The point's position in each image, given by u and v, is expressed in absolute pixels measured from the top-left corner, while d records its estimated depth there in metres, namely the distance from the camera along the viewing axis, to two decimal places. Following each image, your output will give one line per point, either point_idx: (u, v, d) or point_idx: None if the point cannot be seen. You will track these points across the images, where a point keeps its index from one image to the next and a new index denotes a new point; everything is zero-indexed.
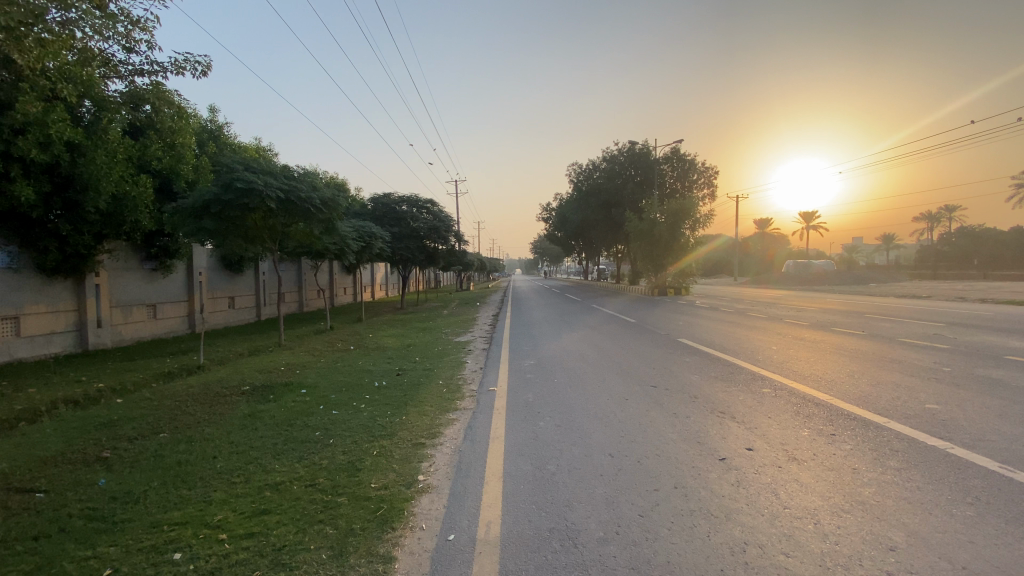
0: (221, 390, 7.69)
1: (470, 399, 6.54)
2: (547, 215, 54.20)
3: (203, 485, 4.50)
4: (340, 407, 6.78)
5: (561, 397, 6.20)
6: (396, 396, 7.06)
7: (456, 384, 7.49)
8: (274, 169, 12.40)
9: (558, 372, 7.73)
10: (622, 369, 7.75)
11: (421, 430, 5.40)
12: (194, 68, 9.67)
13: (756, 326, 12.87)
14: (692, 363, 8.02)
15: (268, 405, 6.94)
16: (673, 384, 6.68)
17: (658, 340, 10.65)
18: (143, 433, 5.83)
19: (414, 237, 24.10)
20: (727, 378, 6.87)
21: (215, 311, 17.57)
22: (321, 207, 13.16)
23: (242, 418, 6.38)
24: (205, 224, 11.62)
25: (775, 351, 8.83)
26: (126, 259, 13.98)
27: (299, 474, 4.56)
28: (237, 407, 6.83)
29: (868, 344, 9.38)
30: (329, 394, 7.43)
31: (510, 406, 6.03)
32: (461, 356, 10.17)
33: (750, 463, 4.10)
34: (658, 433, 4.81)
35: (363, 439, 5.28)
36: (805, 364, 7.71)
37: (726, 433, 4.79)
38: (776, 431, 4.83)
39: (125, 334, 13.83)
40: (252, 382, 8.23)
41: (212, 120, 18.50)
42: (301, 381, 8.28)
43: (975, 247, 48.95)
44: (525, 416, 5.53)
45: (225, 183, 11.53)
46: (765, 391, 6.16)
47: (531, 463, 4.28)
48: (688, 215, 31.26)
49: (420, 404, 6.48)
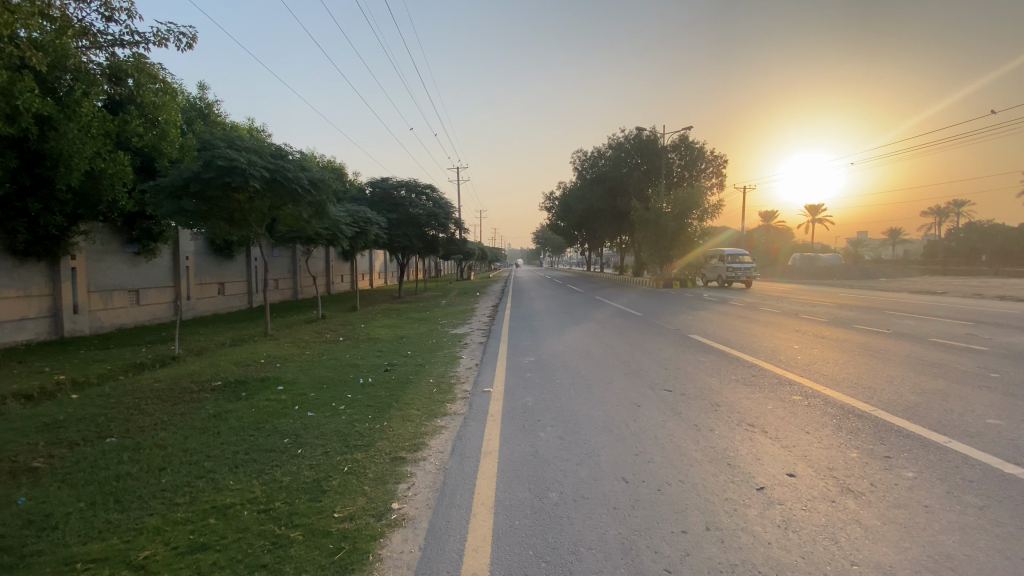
0: (189, 386, 6.97)
1: (462, 403, 5.79)
2: (551, 203, 53.20)
3: (139, 507, 3.81)
4: (316, 408, 6.05)
5: (564, 403, 5.47)
6: (381, 396, 6.32)
7: (447, 384, 6.74)
8: (260, 148, 11.60)
9: (561, 372, 6.99)
10: (632, 369, 7.00)
11: (403, 440, 4.67)
12: (180, 40, 8.91)
13: (770, 322, 12.15)
14: (708, 363, 7.29)
15: (237, 405, 6.22)
16: (691, 388, 5.94)
17: (668, 336, 9.93)
18: (88, 437, 5.14)
19: (413, 224, 23.31)
20: (751, 382, 6.14)
21: (204, 297, 16.89)
22: (310, 189, 12.35)
23: (205, 420, 5.68)
24: (184, 204, 10.86)
25: (797, 351, 8.09)
26: (105, 242, 13.23)
27: (253, 495, 3.85)
28: (203, 407, 6.11)
29: (899, 344, 8.63)
30: (307, 392, 6.69)
31: (506, 411, 5.31)
32: (456, 350, 9.44)
33: (796, 495, 3.38)
34: (680, 452, 4.09)
35: (336, 451, 4.55)
36: (835, 366, 6.97)
37: (759, 453, 4.06)
38: (820, 452, 4.09)
39: (104, 321, 13.13)
40: (226, 376, 7.52)
41: (201, 98, 17.69)
42: (280, 376, 7.55)
43: (985, 243, 48.09)
44: (524, 425, 4.82)
45: (207, 161, 10.77)
46: (795, 400, 5.43)
47: (529, 491, 3.54)
48: (696, 205, 30.39)
49: (406, 407, 5.75)
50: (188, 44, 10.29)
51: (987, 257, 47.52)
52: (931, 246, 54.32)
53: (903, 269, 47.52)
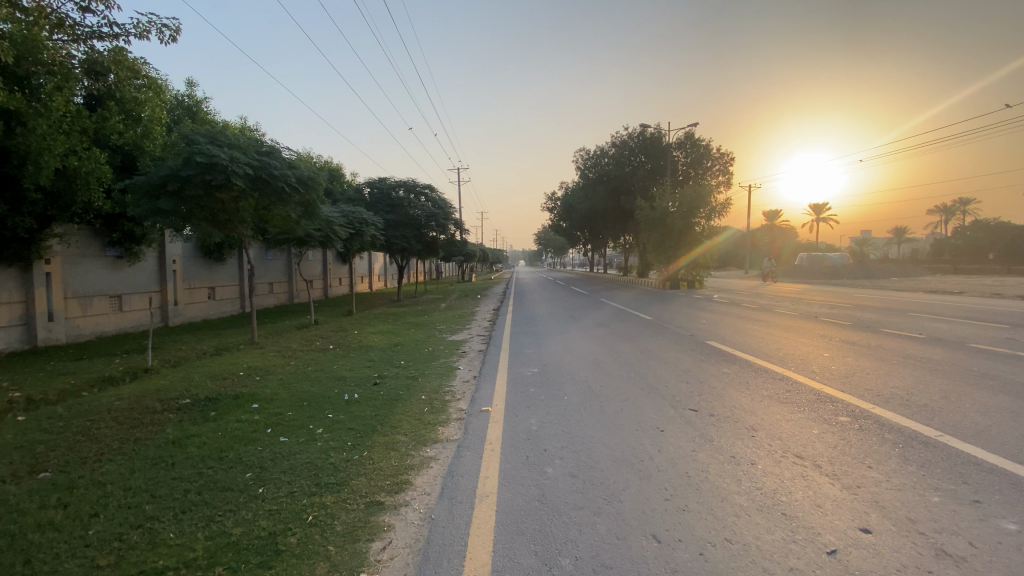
0: (153, 405, 6.23)
1: (456, 425, 5.01)
2: (553, 203, 52.44)
3: (50, 572, 3.07)
4: (291, 431, 5.28)
5: (574, 427, 4.71)
6: (365, 416, 5.55)
7: (442, 401, 5.97)
8: (243, 143, 10.84)
9: (568, 387, 6.23)
10: (648, 383, 6.24)
11: (383, 477, 3.90)
12: (162, 31, 8.18)
13: (789, 326, 11.41)
14: (732, 374, 6.55)
15: (203, 428, 5.48)
16: (719, 407, 5.17)
17: (682, 343, 9.19)
18: (20, 474, 4.42)
19: (412, 225, 22.56)
20: (786, 399, 5.37)
21: (193, 302, 16.19)
22: (298, 187, 11.60)
23: (161, 448, 4.95)
24: (161, 204, 10.15)
25: (828, 360, 7.34)
26: (84, 245, 12.51)
27: (191, 555, 3.10)
28: (162, 432, 5.37)
29: (940, 351, 7.86)
30: (283, 412, 5.95)
31: (507, 438, 4.55)
32: (453, 360, 8.67)
33: (881, 562, 2.63)
34: (719, 498, 3.33)
35: (302, 492, 3.78)
36: (877, 379, 6.20)
37: (819, 498, 3.31)
38: (893, 497, 3.33)
39: (83, 329, 12.41)
40: (197, 392, 6.78)
41: (189, 95, 17.02)
42: (256, 393, 6.78)
43: (994, 241, 47.33)
44: (530, 457, 4.07)
45: (186, 158, 10.02)
46: (843, 422, 4.68)
47: (535, 555, 2.78)
48: (702, 204, 29.59)
49: (391, 431, 4.97)
50: (172, 37, 9.68)
51: (996, 255, 46.74)
52: (939, 245, 53.48)
53: (912, 268, 46.71)
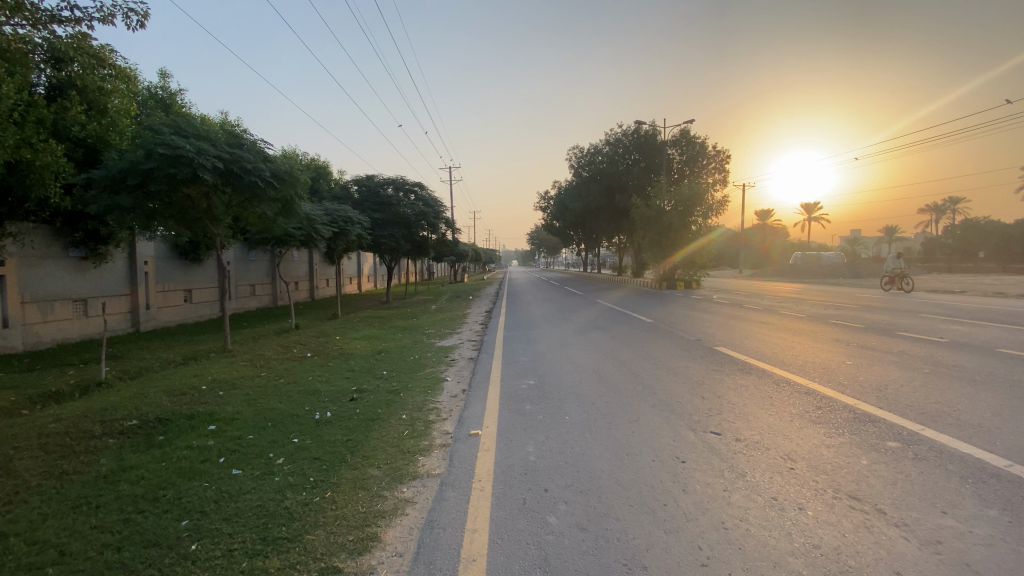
0: (92, 429, 5.41)
1: (440, 455, 4.27)
2: (545, 203, 51.88)
3: None
4: (246, 461, 4.50)
5: (578, 456, 3.99)
6: (336, 442, 4.78)
7: (425, 422, 5.21)
8: (213, 134, 10.02)
9: (568, 404, 5.50)
10: (659, 398, 5.52)
11: (345, 531, 3.14)
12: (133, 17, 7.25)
13: (798, 329, 10.78)
14: (752, 387, 5.85)
15: (144, 457, 4.70)
16: (745, 430, 4.48)
17: (689, 349, 8.51)
18: None
19: (401, 224, 21.75)
20: (819, 418, 4.68)
21: (167, 305, 15.31)
22: (274, 182, 10.77)
23: (89, 485, 4.16)
24: (121, 200, 9.32)
25: (854, 368, 6.67)
26: (44, 246, 11.60)
27: None
28: (95, 464, 4.58)
29: (971, 357, 7.22)
30: (243, 436, 5.17)
31: (500, 472, 3.81)
32: (440, 370, 7.90)
33: None
34: (771, 562, 2.61)
35: (243, 552, 3.01)
36: (914, 391, 5.53)
37: (896, 562, 2.60)
38: (988, 557, 2.63)
39: (43, 336, 11.49)
40: (147, 412, 5.97)
41: (163, 87, 16.16)
42: (216, 411, 5.99)
43: (986, 239, 47.32)
44: (528, 501, 3.33)
45: (147, 150, 9.17)
46: (892, 447, 4.01)
47: None
48: (699, 202, 29.02)
49: (363, 463, 4.20)
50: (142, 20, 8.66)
51: (987, 253, 46.75)
52: (931, 243, 53.51)
53: (905, 267, 46.52)
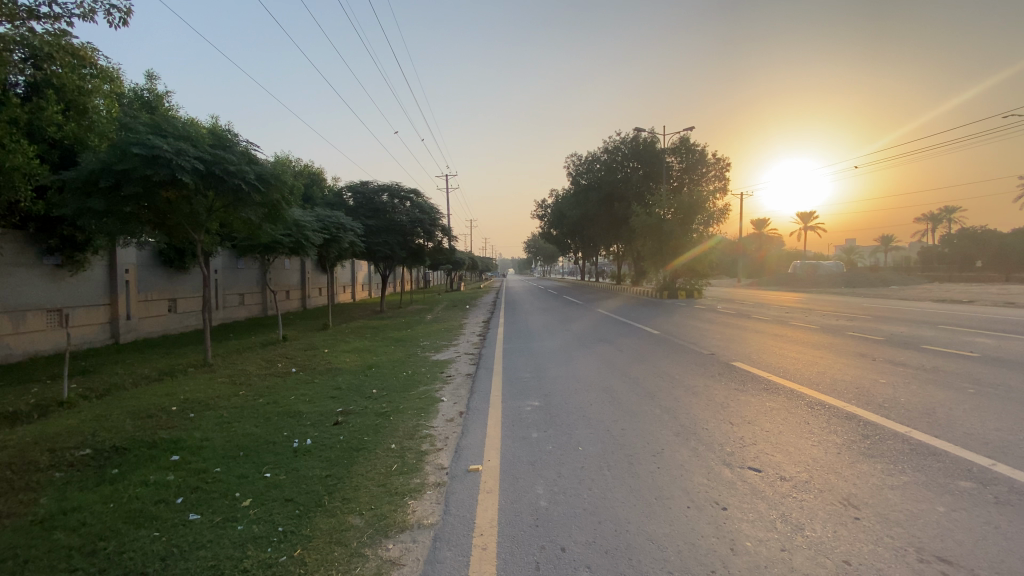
0: (35, 461, 4.71)
1: (435, 497, 3.63)
2: (543, 211, 51.47)
3: None
4: (207, 503, 3.84)
5: (600, 502, 3.36)
6: (313, 480, 4.11)
7: (417, 454, 4.55)
8: (196, 135, 9.40)
9: (579, 431, 4.87)
10: (681, 425, 4.90)
11: None
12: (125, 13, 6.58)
13: (814, 341, 10.21)
14: (784, 411, 5.22)
15: (91, 497, 4.03)
16: (787, 465, 3.87)
17: (704, 366, 7.90)
18: None
19: (396, 231, 21.15)
20: (870, 450, 4.07)
21: (149, 315, 14.64)
22: (259, 185, 10.16)
23: (17, 534, 3.49)
24: (94, 204, 8.67)
25: (890, 388, 6.07)
26: (17, 253, 10.94)
27: None
28: (30, 506, 3.89)
29: (1012, 374, 6.66)
30: (210, 469, 4.50)
31: (508, 523, 3.17)
32: (434, 389, 7.24)
33: None
34: None
35: None
36: (966, 416, 4.91)
37: None
38: None
39: (14, 348, 10.80)
40: (105, 439, 5.29)
41: (150, 88, 15.55)
42: (183, 438, 5.31)
43: (982, 248, 47.20)
44: (544, 566, 2.67)
45: (122, 150, 8.54)
46: (968, 490, 3.39)
47: None
48: (699, 211, 28.54)
49: (341, 509, 3.52)
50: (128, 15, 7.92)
51: (985, 263, 46.60)
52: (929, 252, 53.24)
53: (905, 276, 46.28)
